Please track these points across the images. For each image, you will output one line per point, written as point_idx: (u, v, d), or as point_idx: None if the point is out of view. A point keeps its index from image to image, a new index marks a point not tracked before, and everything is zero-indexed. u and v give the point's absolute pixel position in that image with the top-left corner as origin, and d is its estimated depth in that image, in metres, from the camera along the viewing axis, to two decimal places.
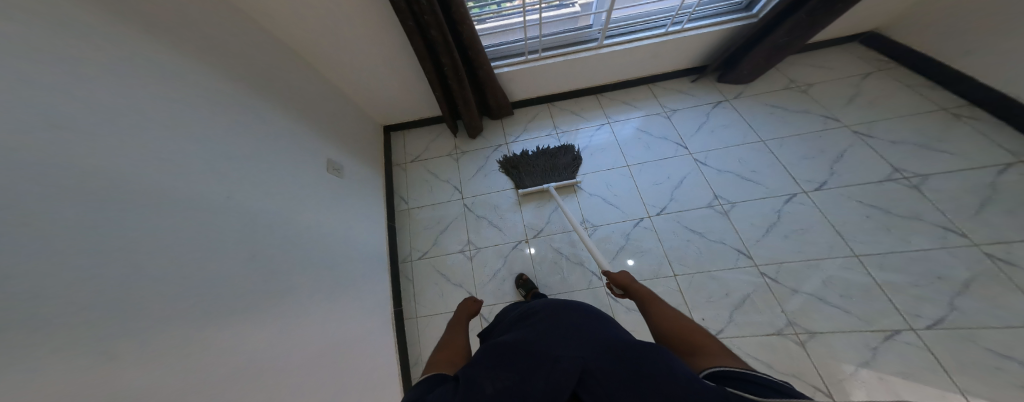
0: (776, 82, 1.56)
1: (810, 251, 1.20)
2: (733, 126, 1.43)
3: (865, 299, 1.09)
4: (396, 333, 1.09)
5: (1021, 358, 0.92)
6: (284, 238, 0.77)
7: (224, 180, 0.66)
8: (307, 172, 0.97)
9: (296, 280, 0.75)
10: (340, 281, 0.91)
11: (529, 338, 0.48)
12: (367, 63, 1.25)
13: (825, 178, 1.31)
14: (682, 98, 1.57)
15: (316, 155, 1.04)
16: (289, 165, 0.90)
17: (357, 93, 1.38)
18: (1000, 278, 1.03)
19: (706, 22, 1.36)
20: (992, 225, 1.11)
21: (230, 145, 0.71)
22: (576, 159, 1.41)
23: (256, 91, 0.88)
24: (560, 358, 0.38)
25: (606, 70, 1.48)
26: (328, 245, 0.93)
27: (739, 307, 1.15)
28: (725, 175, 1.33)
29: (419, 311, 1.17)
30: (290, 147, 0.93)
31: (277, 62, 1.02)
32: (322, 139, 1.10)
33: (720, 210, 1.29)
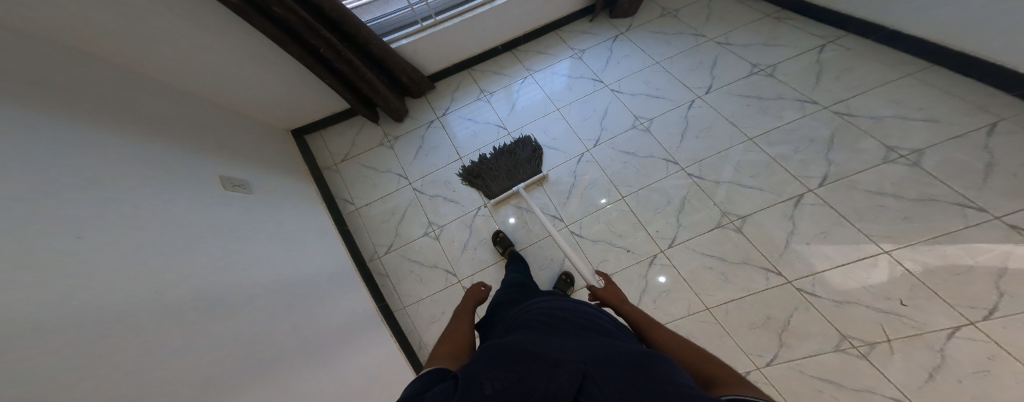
0: (653, 13, 1.81)
1: (718, 145, 1.41)
2: (633, 56, 1.66)
3: (769, 172, 1.31)
4: (390, 325, 1.06)
5: (891, 192, 1.15)
6: (213, 269, 0.69)
7: (119, 214, 0.58)
8: (216, 202, 0.87)
9: (240, 310, 0.68)
10: (297, 302, 0.84)
11: (531, 340, 0.39)
12: (256, 60, 1.20)
13: (710, 81, 1.56)
14: (587, 38, 1.73)
15: (201, 171, 0.90)
16: (191, 196, 0.80)
17: (254, 100, 1.31)
18: (852, 128, 1.30)
19: None
20: (830, 89, 1.42)
21: (122, 185, 0.63)
22: (536, 150, 1.36)
23: (132, 123, 0.78)
24: (559, 360, 0.29)
25: (506, 25, 1.58)
26: (264, 266, 0.84)
27: (682, 211, 1.31)
28: (640, 97, 1.54)
29: (405, 301, 1.13)
30: (184, 171, 0.84)
31: (129, 88, 0.90)
32: (217, 157, 1.00)
33: (643, 128, 1.46)
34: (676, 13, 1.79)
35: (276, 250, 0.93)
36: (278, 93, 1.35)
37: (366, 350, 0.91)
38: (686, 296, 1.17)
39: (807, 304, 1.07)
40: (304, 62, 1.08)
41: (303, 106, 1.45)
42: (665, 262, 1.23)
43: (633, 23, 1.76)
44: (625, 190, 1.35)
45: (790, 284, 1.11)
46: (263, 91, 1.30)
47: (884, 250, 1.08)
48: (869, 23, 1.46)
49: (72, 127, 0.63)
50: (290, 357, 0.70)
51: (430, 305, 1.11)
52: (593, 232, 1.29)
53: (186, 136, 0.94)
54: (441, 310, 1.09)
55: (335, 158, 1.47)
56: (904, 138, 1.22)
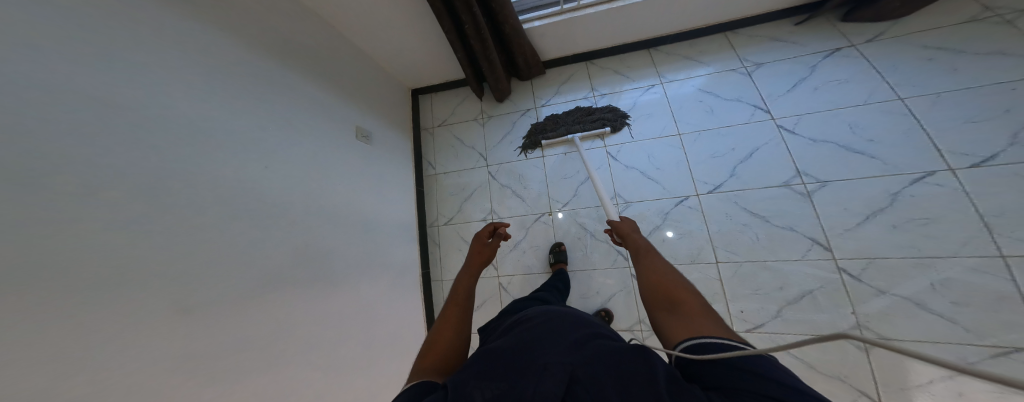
0: (948, 13, 1.02)
1: (924, 247, 0.91)
2: (850, 82, 1.05)
3: (987, 308, 0.83)
4: (425, 296, 1.20)
5: None
6: (311, 223, 0.79)
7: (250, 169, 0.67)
8: (331, 144, 0.95)
9: (331, 260, 0.82)
10: (369, 256, 0.97)
11: (521, 341, 0.42)
12: (389, 29, 1.13)
13: (994, 151, 0.89)
14: (772, 48, 1.15)
15: (346, 120, 1.04)
16: (314, 143, 0.88)
17: (382, 56, 1.27)
18: None
19: None
20: None
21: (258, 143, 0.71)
22: (615, 114, 1.20)
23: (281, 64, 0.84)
24: (549, 365, 0.34)
25: (665, 17, 1.14)
26: (348, 215, 0.93)
27: (791, 304, 0.98)
28: (821, 148, 1.02)
29: (445, 275, 1.24)
30: (320, 113, 0.93)
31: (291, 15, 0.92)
32: (352, 101, 1.09)
33: (801, 191, 1.01)
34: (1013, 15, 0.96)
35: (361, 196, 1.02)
36: (408, 61, 1.33)
37: (404, 311, 1.06)
38: None
39: None
40: (449, 36, 0.96)
41: (424, 73, 1.42)
42: None
43: (885, 34, 1.06)
44: (724, 257, 1.04)
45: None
46: (397, 60, 1.32)
47: None
48: None
49: (230, 66, 0.69)
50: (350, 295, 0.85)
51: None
52: None
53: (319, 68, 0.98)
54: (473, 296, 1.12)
55: (435, 121, 1.46)
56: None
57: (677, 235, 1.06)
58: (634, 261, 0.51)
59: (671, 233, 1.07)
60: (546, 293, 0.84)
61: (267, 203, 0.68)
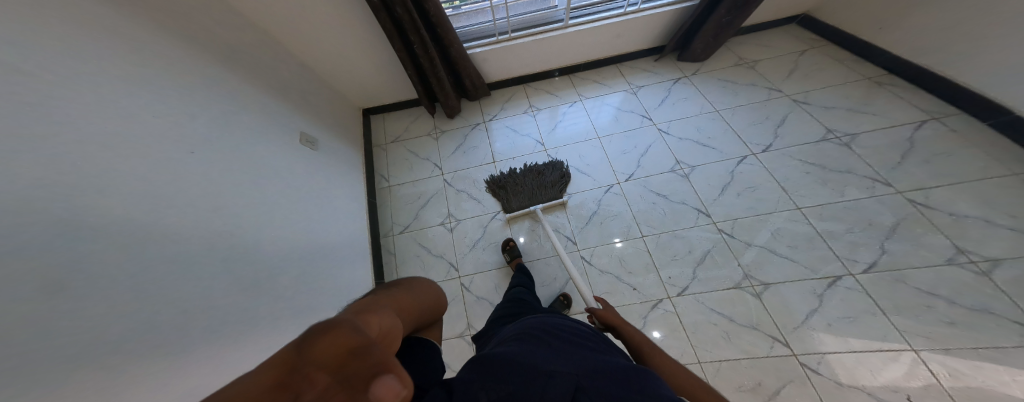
0: (727, 60, 1.68)
1: (760, 207, 1.33)
2: (691, 99, 1.57)
3: (808, 248, 1.22)
4: None
5: (943, 294, 1.06)
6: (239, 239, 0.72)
7: (174, 179, 0.63)
8: (265, 166, 0.91)
9: (266, 280, 0.75)
10: (306, 277, 0.88)
11: (523, 351, 0.41)
12: (338, 45, 1.26)
13: (771, 141, 1.44)
14: (647, 76, 1.65)
15: (284, 129, 1.06)
16: (240, 157, 0.84)
17: (330, 71, 1.37)
18: (922, 220, 1.18)
19: (661, 2, 1.46)
20: (910, 174, 1.27)
21: (177, 150, 0.67)
22: (564, 176, 1.34)
23: (215, 87, 0.85)
24: (553, 373, 0.34)
25: (571, 52, 1.55)
26: (289, 239, 0.89)
27: (700, 263, 1.24)
28: (686, 143, 1.45)
29: None
30: (248, 132, 0.91)
31: (232, 39, 0.99)
32: (289, 112, 1.12)
33: (682, 174, 1.39)
34: (754, 64, 1.65)
35: (298, 210, 0.97)
36: (353, 75, 1.42)
37: None
38: (679, 347, 1.09)
39: (804, 379, 1.00)
40: (400, 54, 1.13)
41: (373, 93, 1.52)
42: (668, 309, 1.16)
43: (700, 69, 1.65)
44: (646, 231, 1.29)
45: (793, 356, 1.04)
46: (343, 73, 1.39)
47: (912, 348, 1.00)
48: (987, 104, 1.25)
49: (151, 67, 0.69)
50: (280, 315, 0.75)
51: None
52: (602, 265, 1.22)
53: (259, 97, 1.01)
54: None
55: (388, 138, 1.53)
56: (981, 244, 1.10)
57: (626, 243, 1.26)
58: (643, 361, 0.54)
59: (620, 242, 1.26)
60: (523, 293, 0.88)
61: (188, 193, 0.65)
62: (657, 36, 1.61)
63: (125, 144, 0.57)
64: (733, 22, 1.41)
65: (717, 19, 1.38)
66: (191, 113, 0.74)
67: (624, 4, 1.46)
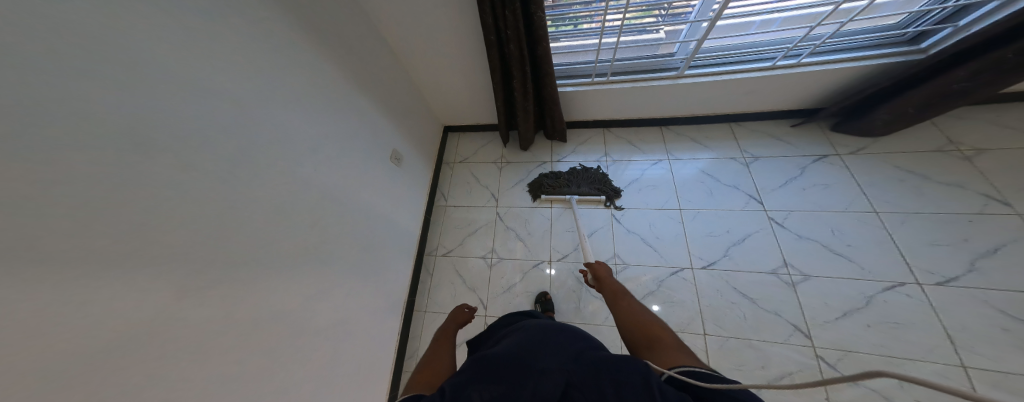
0: (922, 143, 1.17)
1: (897, 348, 0.93)
2: (834, 188, 1.16)
3: None
4: (404, 320, 1.10)
5: None
6: (318, 262, 0.76)
7: (279, 210, 0.67)
8: (357, 179, 0.93)
9: (326, 308, 0.77)
10: (364, 279, 0.92)
11: (517, 348, 0.50)
12: (439, 69, 1.22)
13: (957, 273, 0.98)
14: (769, 145, 1.27)
15: (381, 142, 1.07)
16: (340, 174, 0.86)
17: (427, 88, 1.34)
18: None
19: (839, 57, 1.01)
20: None
21: (285, 181, 0.69)
22: (603, 178, 1.30)
23: (340, 100, 0.89)
24: (544, 370, 0.43)
25: (681, 101, 1.24)
26: (361, 252, 0.91)
27: (771, 384, 0.96)
28: (806, 244, 1.10)
29: (430, 306, 1.15)
30: (353, 133, 0.93)
31: (370, 47, 1.02)
32: (390, 129, 1.12)
33: (787, 280, 1.07)
34: (973, 155, 1.10)
35: (372, 231, 0.98)
36: (444, 97, 1.39)
37: (381, 346, 0.97)
38: None
39: None
40: (496, 87, 1.05)
41: (454, 112, 1.47)
42: None
43: (865, 149, 1.19)
44: (712, 329, 1.05)
45: None
46: (435, 92, 1.35)
47: None
48: None
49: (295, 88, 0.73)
50: (327, 326, 0.77)
51: None
52: None
53: (372, 99, 1.03)
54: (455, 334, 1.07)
55: (457, 157, 1.50)
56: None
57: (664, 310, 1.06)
58: (613, 303, 0.65)
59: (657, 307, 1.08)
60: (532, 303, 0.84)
61: (280, 218, 0.66)
62: (812, 95, 1.18)
63: (248, 179, 0.60)
64: (973, 91, 0.89)
65: (944, 83, 0.90)
66: (304, 144, 0.75)
67: (778, 55, 1.04)
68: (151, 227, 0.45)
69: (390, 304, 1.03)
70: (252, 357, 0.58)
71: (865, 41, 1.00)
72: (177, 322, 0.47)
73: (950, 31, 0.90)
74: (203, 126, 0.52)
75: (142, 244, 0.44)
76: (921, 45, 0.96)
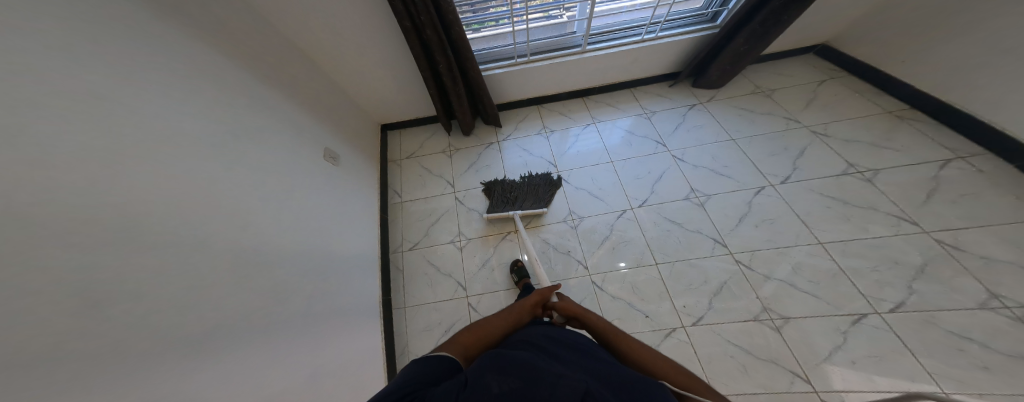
0: (743, 88, 1.68)
1: (779, 239, 1.25)
2: (706, 127, 1.55)
3: (832, 284, 1.13)
4: (384, 325, 1.05)
5: (977, 338, 0.97)
6: (265, 260, 0.72)
7: (211, 194, 0.64)
8: (285, 174, 0.91)
9: (287, 307, 0.72)
10: (320, 281, 0.87)
11: (530, 356, 0.42)
12: (373, 65, 1.30)
13: (789, 173, 1.39)
14: (660, 101, 1.66)
15: (308, 138, 1.07)
16: (264, 165, 0.84)
17: (357, 90, 1.40)
18: (953, 262, 1.09)
19: (678, 31, 1.45)
20: (941, 215, 1.18)
21: (211, 173, 0.66)
22: (546, 183, 1.36)
23: (250, 99, 0.87)
24: (562, 375, 0.36)
25: (585, 75, 1.55)
26: (306, 248, 0.88)
27: (716, 295, 1.16)
28: (701, 171, 1.42)
29: (408, 301, 1.12)
30: (269, 120, 0.91)
31: (284, 62, 1.07)
32: (319, 130, 1.15)
33: (697, 201, 1.35)
34: (772, 93, 1.63)
35: (315, 228, 0.95)
36: (376, 95, 1.45)
37: (355, 345, 0.89)
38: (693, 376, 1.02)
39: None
40: (424, 73, 1.16)
41: (390, 109, 1.54)
42: (683, 338, 1.09)
43: (716, 96, 1.65)
44: (660, 258, 1.24)
45: (814, 393, 0.96)
46: (363, 91, 1.42)
47: (943, 391, 0.91)
48: (1014, 145, 1.17)
49: (205, 81, 0.74)
50: (292, 320, 0.72)
51: (429, 314, 1.08)
52: (614, 292, 1.16)
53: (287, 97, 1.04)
54: (438, 320, 1.07)
55: (403, 154, 1.55)
56: (1016, 290, 1.01)
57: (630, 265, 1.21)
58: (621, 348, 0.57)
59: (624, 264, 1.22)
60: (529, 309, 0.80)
61: (218, 212, 0.64)
62: (671, 61, 1.60)
63: (178, 169, 0.59)
64: (750, 51, 1.38)
65: (735, 47, 1.37)
66: (230, 140, 0.75)
67: (642, 31, 1.44)
68: (104, 201, 0.44)
69: (362, 310, 0.98)
70: (238, 346, 0.56)
71: (687, 19, 1.45)
72: (155, 296, 0.46)
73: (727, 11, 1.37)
74: (119, 115, 0.52)
75: (99, 213, 0.43)
76: (716, 22, 1.43)
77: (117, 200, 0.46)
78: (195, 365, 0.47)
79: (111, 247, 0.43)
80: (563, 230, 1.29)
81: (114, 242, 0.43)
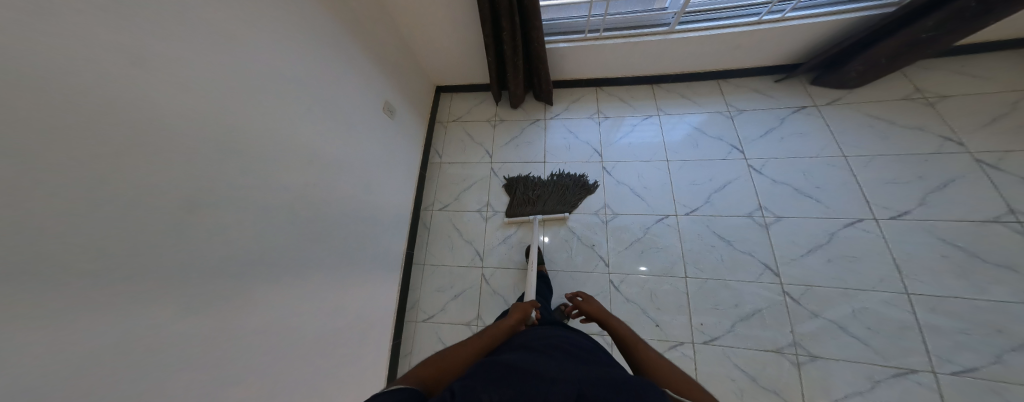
0: (894, 92, 1.25)
1: (851, 280, 1.07)
2: (809, 136, 1.25)
3: (893, 334, 0.99)
4: (402, 277, 1.19)
5: None
6: (315, 220, 0.81)
7: (277, 162, 0.70)
8: (352, 129, 0.98)
9: (322, 260, 0.83)
10: (360, 235, 0.98)
11: (526, 362, 0.43)
12: (439, 22, 1.22)
13: (911, 207, 1.10)
14: (754, 98, 1.34)
15: (372, 92, 1.09)
16: (331, 128, 0.89)
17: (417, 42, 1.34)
18: None
19: (818, 11, 1.09)
20: None
21: (276, 130, 0.70)
22: (575, 184, 1.27)
23: (327, 51, 0.89)
24: (558, 381, 0.37)
25: (671, 58, 1.30)
26: (352, 202, 0.96)
27: (743, 319, 1.09)
28: (782, 189, 1.20)
29: (429, 259, 1.25)
30: (339, 81, 0.94)
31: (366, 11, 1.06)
32: (381, 80, 1.15)
33: (760, 221, 1.18)
34: (937, 100, 1.20)
35: (364, 177, 1.03)
36: (436, 53, 1.38)
37: (378, 292, 1.05)
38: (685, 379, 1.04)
39: None
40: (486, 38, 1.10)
41: (448, 70, 1.49)
42: (686, 353, 1.08)
43: (842, 99, 1.27)
44: (691, 272, 1.16)
45: None
46: (427, 47, 1.36)
47: None
48: None
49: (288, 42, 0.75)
50: (328, 271, 0.84)
51: (445, 276, 1.21)
52: (628, 297, 1.15)
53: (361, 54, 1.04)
54: (451, 284, 1.19)
55: (449, 116, 1.54)
56: None
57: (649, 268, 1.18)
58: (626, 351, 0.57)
59: (643, 266, 1.19)
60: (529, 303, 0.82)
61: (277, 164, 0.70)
62: (792, 50, 1.24)
63: (254, 136, 0.64)
64: (939, 39, 0.97)
65: (914, 33, 0.98)
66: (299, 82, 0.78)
67: (763, 10, 1.12)
68: (184, 175, 0.50)
69: (388, 261, 1.12)
70: (270, 297, 0.66)
71: None
72: (210, 261, 0.54)
73: None
74: (214, 76, 0.56)
75: (175, 190, 0.49)
76: None
77: (196, 172, 0.52)
78: (234, 300, 0.58)
79: (180, 222, 0.49)
80: (592, 221, 1.25)
81: (184, 216, 0.50)
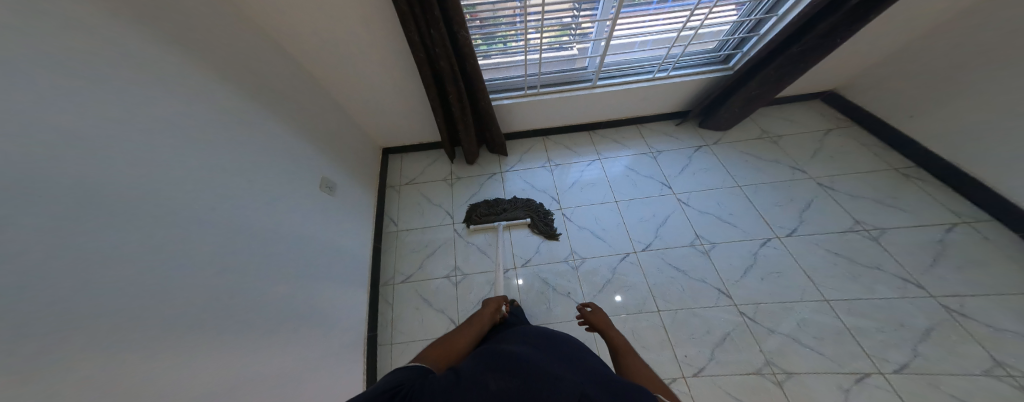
0: (751, 131, 1.70)
1: (785, 293, 1.20)
2: (713, 171, 1.54)
3: (836, 341, 1.09)
4: (367, 360, 1.04)
5: None
6: (248, 309, 0.66)
7: (195, 240, 0.59)
8: (285, 200, 0.89)
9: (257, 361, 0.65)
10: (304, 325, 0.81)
11: (532, 354, 0.37)
12: (388, 84, 1.27)
13: (795, 225, 1.37)
14: (667, 140, 1.66)
15: (309, 171, 1.04)
16: (256, 190, 0.79)
17: (357, 109, 1.36)
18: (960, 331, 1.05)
19: (689, 71, 1.47)
20: (946, 280, 1.15)
21: (195, 207, 0.61)
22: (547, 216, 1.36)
23: (246, 113, 0.83)
24: (562, 378, 0.31)
25: (596, 110, 1.58)
26: (291, 284, 0.82)
27: (719, 345, 1.10)
28: (707, 217, 1.39)
29: (395, 338, 1.10)
30: (270, 147, 0.89)
31: (286, 71, 1.04)
32: (315, 159, 1.09)
33: (702, 249, 1.32)
34: (778, 139, 1.65)
35: (303, 252, 0.91)
36: (385, 116, 1.43)
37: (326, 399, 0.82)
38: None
39: None
40: (434, 101, 1.19)
41: (395, 132, 1.53)
42: (682, 390, 1.01)
43: (722, 139, 1.66)
44: (662, 305, 1.19)
45: None
46: (371, 114, 1.41)
47: None
48: None
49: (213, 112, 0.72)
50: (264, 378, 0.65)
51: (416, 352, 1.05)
52: None
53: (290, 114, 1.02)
54: None
55: (403, 179, 1.54)
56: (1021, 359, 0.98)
57: (624, 298, 1.19)
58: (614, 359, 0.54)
59: (619, 296, 1.20)
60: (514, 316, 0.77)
61: (197, 263, 0.58)
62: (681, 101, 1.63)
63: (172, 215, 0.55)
64: (761, 96, 1.39)
65: (746, 92, 1.38)
66: (227, 168, 0.72)
67: (654, 69, 1.46)
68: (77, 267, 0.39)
69: (335, 346, 0.92)
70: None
71: (700, 60, 1.47)
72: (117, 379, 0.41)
73: (741, 54, 1.38)
74: (111, 147, 0.48)
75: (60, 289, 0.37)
76: (728, 63, 1.44)
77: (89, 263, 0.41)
78: None
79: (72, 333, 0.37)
80: (564, 269, 1.24)
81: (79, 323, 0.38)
